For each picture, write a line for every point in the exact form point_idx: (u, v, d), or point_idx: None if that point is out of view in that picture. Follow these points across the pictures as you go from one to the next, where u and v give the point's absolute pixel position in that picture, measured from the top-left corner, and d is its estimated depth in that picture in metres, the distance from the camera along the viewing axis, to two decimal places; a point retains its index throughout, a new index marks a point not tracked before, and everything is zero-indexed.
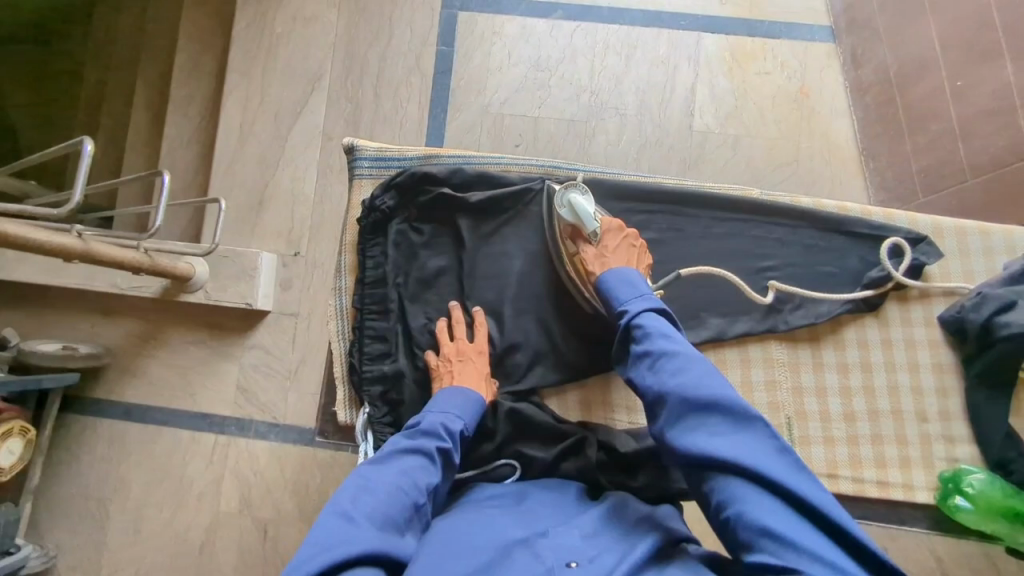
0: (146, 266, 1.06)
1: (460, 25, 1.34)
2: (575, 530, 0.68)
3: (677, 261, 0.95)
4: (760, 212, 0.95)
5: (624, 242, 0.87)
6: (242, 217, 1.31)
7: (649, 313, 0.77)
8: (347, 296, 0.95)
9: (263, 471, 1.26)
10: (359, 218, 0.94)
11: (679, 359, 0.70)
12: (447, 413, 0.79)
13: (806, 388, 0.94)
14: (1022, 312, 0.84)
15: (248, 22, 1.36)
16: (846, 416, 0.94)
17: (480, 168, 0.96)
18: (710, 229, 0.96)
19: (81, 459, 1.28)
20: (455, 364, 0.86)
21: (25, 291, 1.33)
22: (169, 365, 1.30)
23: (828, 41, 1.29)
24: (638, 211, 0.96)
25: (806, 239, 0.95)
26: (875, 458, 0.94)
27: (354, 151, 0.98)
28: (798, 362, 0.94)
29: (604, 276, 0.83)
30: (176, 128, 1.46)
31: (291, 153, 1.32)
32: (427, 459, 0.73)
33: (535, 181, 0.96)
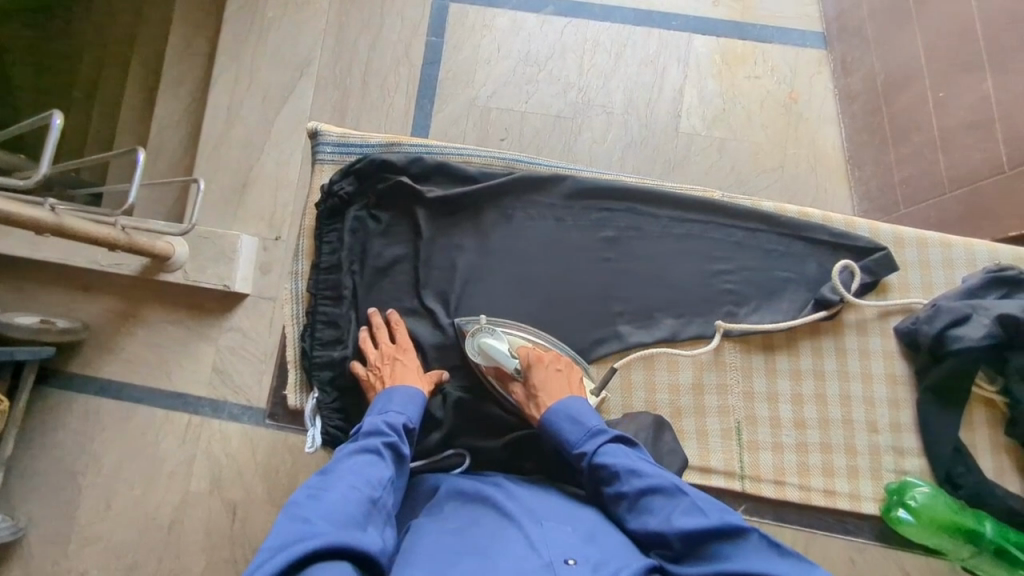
0: (124, 244, 1.06)
1: (452, 16, 1.34)
2: (566, 527, 0.69)
3: (642, 260, 0.94)
4: (720, 214, 0.95)
5: (549, 371, 0.85)
6: (225, 200, 1.31)
7: (610, 445, 0.76)
8: (302, 280, 0.94)
9: (235, 453, 1.27)
10: (317, 203, 0.93)
11: (662, 496, 0.70)
12: (387, 413, 0.79)
13: (758, 394, 0.94)
14: (975, 326, 0.84)
15: (240, 5, 1.36)
16: (795, 424, 0.94)
17: (442, 159, 0.94)
18: (669, 230, 0.95)
19: (56, 433, 1.29)
20: (385, 368, 0.86)
21: (8, 263, 1.34)
22: (146, 343, 1.31)
23: (819, 47, 1.28)
24: (602, 208, 0.95)
25: (766, 245, 0.95)
26: (823, 466, 0.94)
27: (317, 135, 0.95)
28: (750, 366, 0.94)
29: (544, 420, 0.81)
30: (165, 108, 1.46)
31: (276, 138, 1.33)
32: (375, 455, 0.73)
33: (497, 174, 0.94)
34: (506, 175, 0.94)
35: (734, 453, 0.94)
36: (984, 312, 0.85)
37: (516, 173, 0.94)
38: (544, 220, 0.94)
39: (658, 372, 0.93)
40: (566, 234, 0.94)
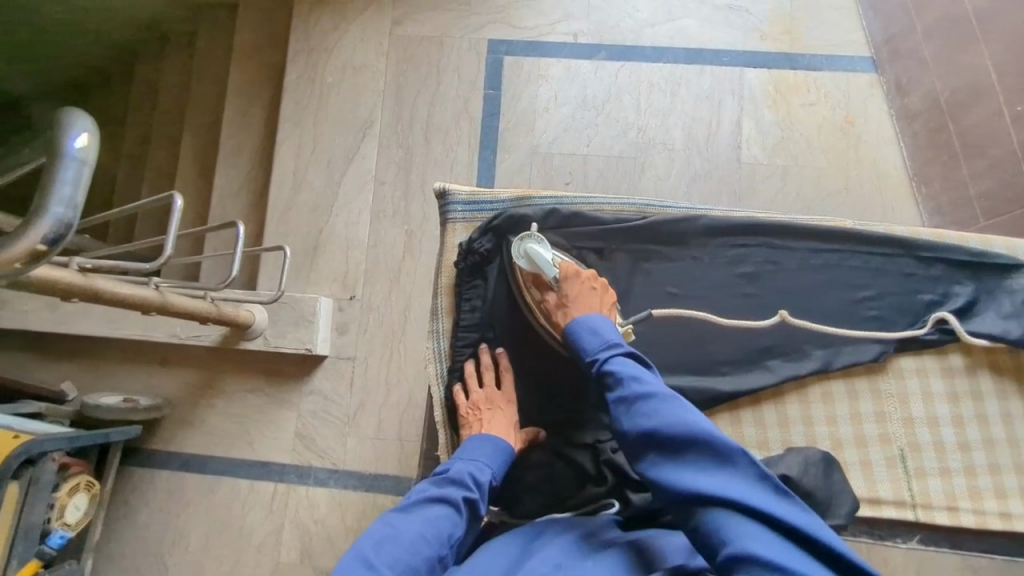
0: (214, 316, 1.06)
1: (507, 69, 1.37)
2: (588, 561, 0.65)
3: (775, 294, 0.87)
4: (856, 241, 0.88)
5: (584, 287, 0.80)
6: (299, 263, 1.33)
7: (618, 356, 0.72)
8: (444, 339, 0.90)
9: (324, 519, 1.23)
10: (456, 262, 0.89)
11: (658, 403, 0.66)
12: (475, 463, 0.75)
13: (917, 418, 0.87)
14: None
15: (299, 74, 1.40)
16: (961, 446, 0.86)
17: (575, 209, 0.89)
18: (807, 261, 0.88)
19: (141, 511, 1.28)
20: (484, 412, 0.82)
21: (83, 344, 1.34)
22: (226, 412, 1.30)
23: (869, 71, 1.31)
24: (738, 244, 0.89)
25: (903, 268, 0.88)
26: (995, 489, 0.86)
27: (446, 196, 0.92)
28: (906, 392, 0.87)
29: (568, 327, 0.78)
30: (225, 178, 1.48)
31: (345, 199, 1.34)
32: (452, 510, 0.70)
33: (632, 222, 0.89)
34: (641, 220, 0.89)
35: (901, 483, 0.87)
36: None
37: (650, 219, 0.89)
38: (682, 261, 0.89)
39: (814, 404, 0.87)
40: (700, 272, 0.88)
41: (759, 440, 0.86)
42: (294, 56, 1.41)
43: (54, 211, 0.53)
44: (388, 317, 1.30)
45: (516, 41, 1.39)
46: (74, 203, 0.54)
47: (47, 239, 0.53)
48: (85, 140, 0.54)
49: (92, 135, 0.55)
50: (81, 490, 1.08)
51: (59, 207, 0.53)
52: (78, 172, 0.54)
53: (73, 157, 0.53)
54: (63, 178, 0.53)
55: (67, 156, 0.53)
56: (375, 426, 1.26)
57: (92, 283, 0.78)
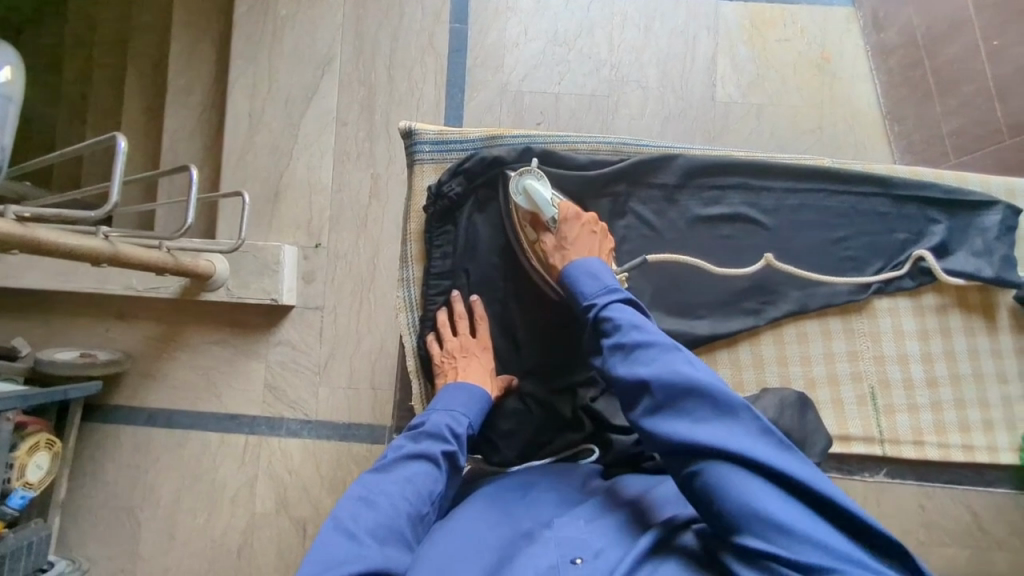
0: (171, 266, 1.01)
1: (474, 0, 1.30)
2: (579, 519, 0.65)
3: (752, 237, 0.86)
4: (832, 180, 0.87)
5: (584, 230, 0.78)
6: (260, 211, 1.27)
7: (617, 304, 0.71)
8: (415, 287, 0.88)
9: (299, 470, 1.22)
10: (425, 207, 0.85)
11: (657, 351, 0.65)
12: (452, 414, 0.73)
13: (887, 356, 0.88)
14: None
15: (249, 5, 1.30)
16: (928, 383, 0.88)
17: (549, 148, 0.86)
18: (783, 201, 0.87)
19: (108, 467, 1.25)
20: (459, 360, 0.80)
21: (33, 299, 1.28)
22: (192, 367, 1.26)
23: (846, 5, 1.27)
24: (715, 185, 0.87)
25: (878, 207, 0.87)
26: (960, 422, 0.89)
27: (412, 136, 0.87)
28: (877, 330, 0.88)
29: (566, 269, 0.76)
30: (175, 120, 1.39)
31: (306, 142, 1.28)
32: (432, 465, 0.68)
33: (607, 163, 0.86)
34: (618, 161, 0.86)
35: (872, 420, 0.89)
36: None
37: (628, 159, 0.86)
38: (659, 203, 0.86)
39: (789, 343, 0.88)
40: (677, 214, 0.87)
41: (735, 381, 0.87)
42: None
43: None
44: (357, 265, 1.26)
45: None
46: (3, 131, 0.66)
47: None
48: (8, 74, 0.67)
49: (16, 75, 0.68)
50: (42, 449, 1.04)
51: None
52: (4, 108, 0.66)
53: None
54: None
55: None
56: (347, 375, 1.24)
57: (33, 233, 0.73)
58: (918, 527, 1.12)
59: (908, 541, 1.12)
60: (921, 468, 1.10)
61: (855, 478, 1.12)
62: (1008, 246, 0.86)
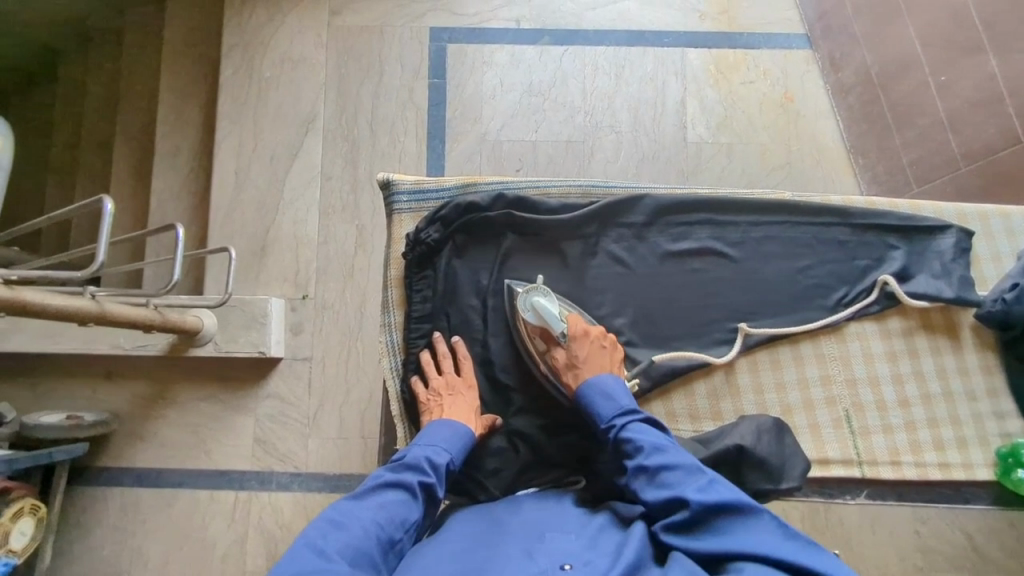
0: (158, 323, 1.02)
1: (450, 57, 1.35)
2: (569, 535, 0.66)
3: (721, 269, 0.89)
4: (794, 212, 0.91)
5: (594, 346, 0.81)
6: (247, 265, 1.29)
7: (636, 424, 0.73)
8: (397, 331, 0.89)
9: (290, 525, 1.21)
10: (404, 253, 0.87)
11: (681, 472, 0.66)
12: (433, 447, 0.74)
13: (859, 379, 0.90)
14: None
15: (234, 69, 1.35)
16: (901, 403, 0.90)
17: (522, 194, 0.89)
18: (749, 235, 0.90)
19: (94, 531, 1.23)
20: (444, 398, 0.81)
21: (20, 363, 1.28)
22: (180, 424, 1.25)
23: (804, 48, 1.35)
24: (681, 222, 0.90)
25: (839, 236, 0.90)
26: (934, 441, 0.90)
27: (390, 186, 0.90)
28: (848, 354, 0.90)
29: (581, 389, 0.78)
30: (164, 181, 1.42)
31: (290, 198, 1.31)
32: (407, 495, 0.69)
33: (577, 206, 0.89)
34: (588, 203, 0.89)
35: (847, 441, 0.89)
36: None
37: (597, 202, 0.90)
38: (629, 241, 0.89)
39: (763, 371, 0.89)
40: (646, 250, 0.89)
41: (712, 410, 0.88)
42: (229, 50, 1.36)
43: None
44: (343, 315, 1.28)
45: (458, 28, 1.37)
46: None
47: None
48: None
49: None
50: (26, 514, 1.03)
51: None
52: None
53: None
54: None
55: None
56: (337, 426, 1.24)
57: (19, 296, 0.74)
58: (914, 552, 1.11)
59: (907, 567, 1.11)
60: (910, 492, 1.10)
61: (849, 505, 1.12)
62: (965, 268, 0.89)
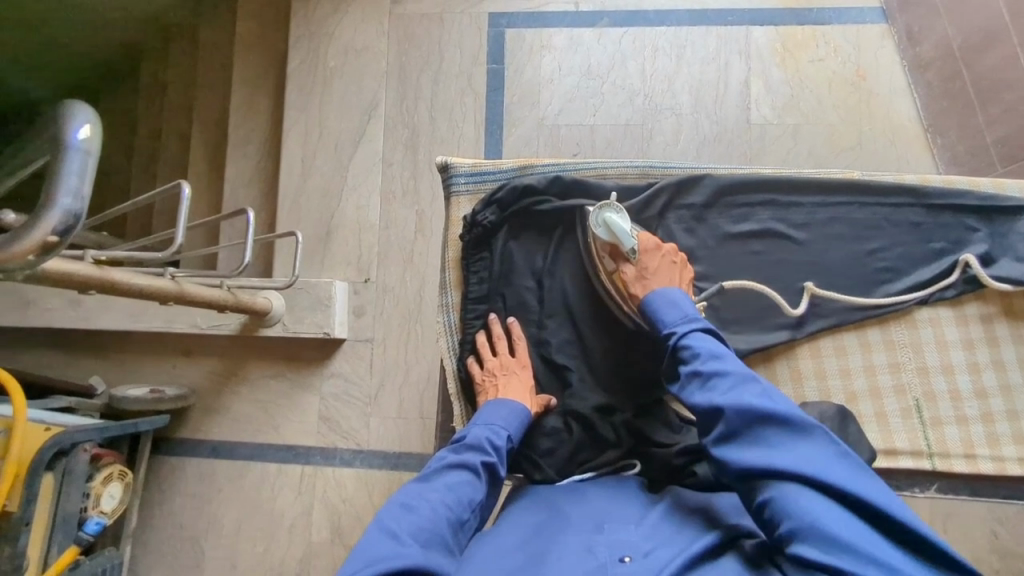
0: (231, 303, 1.08)
1: (509, 42, 1.36)
2: (630, 525, 0.66)
3: (783, 252, 0.87)
4: (864, 192, 0.86)
5: (664, 260, 0.79)
6: (312, 249, 1.34)
7: (694, 330, 0.71)
8: (455, 312, 0.91)
9: (352, 499, 1.26)
10: (461, 236, 0.89)
11: (735, 379, 0.65)
12: (492, 427, 0.76)
13: (932, 367, 0.86)
14: None
15: (301, 59, 1.39)
16: (978, 394, 0.85)
17: (577, 176, 0.89)
18: (814, 216, 0.87)
19: (175, 498, 1.31)
20: (500, 378, 0.82)
21: (108, 340, 1.38)
22: (250, 400, 1.32)
23: (880, 22, 1.27)
24: (742, 203, 0.88)
25: (913, 218, 0.86)
26: (1014, 434, 0.85)
27: (448, 169, 0.92)
28: (920, 341, 0.86)
29: (645, 301, 0.76)
30: (236, 169, 1.50)
31: (353, 184, 1.35)
32: (471, 474, 0.70)
33: (635, 188, 0.88)
34: (645, 186, 0.88)
35: (917, 433, 0.86)
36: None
37: (655, 183, 0.88)
38: (687, 224, 0.88)
39: (826, 358, 0.86)
40: (705, 232, 0.88)
41: None
42: (296, 40, 1.40)
43: (60, 203, 0.52)
44: (403, 298, 1.31)
45: (516, 13, 1.37)
46: (80, 194, 0.53)
47: (57, 230, 0.53)
48: (88, 132, 0.54)
49: (94, 125, 0.54)
50: (115, 479, 1.11)
51: (66, 198, 0.52)
52: (83, 162, 0.53)
53: (76, 147, 0.53)
54: (68, 169, 0.52)
55: (70, 147, 0.52)
56: (396, 406, 1.28)
57: (108, 275, 0.80)
58: (991, 553, 1.06)
59: (982, 569, 1.06)
60: (985, 489, 1.04)
61: (919, 501, 1.07)
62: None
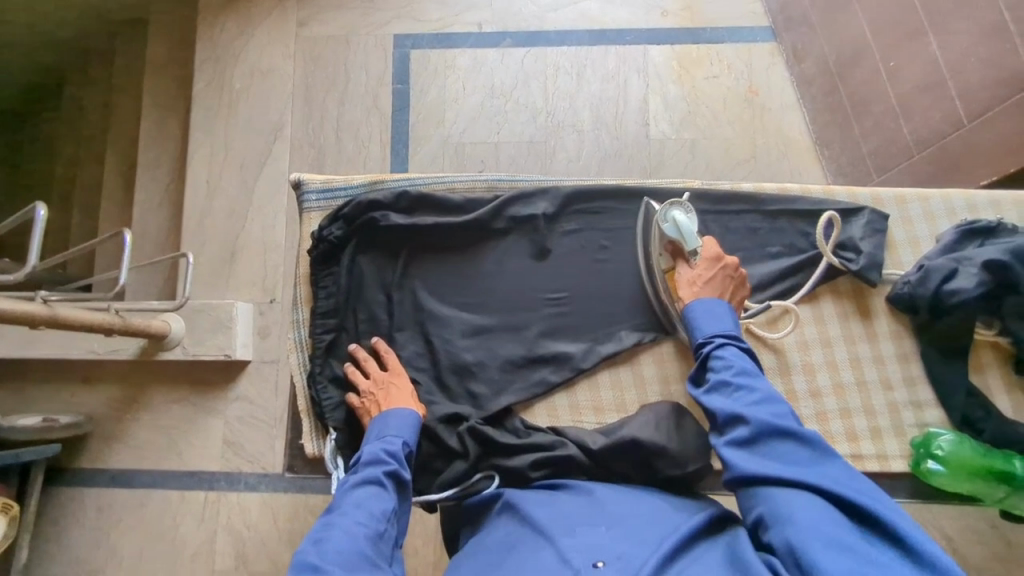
0: (119, 327, 1.04)
1: (414, 62, 1.37)
2: (601, 526, 0.63)
3: (632, 260, 0.90)
4: (706, 201, 0.92)
5: (722, 271, 0.81)
6: (216, 271, 1.32)
7: (730, 345, 0.74)
8: (305, 328, 0.89)
9: (257, 524, 1.24)
10: (308, 251, 0.88)
11: (761, 396, 0.69)
12: (386, 438, 0.75)
13: (769, 369, 0.88)
14: (967, 276, 0.81)
15: (207, 81, 1.39)
16: (813, 394, 0.87)
17: (425, 190, 0.90)
18: (655, 223, 0.91)
19: (71, 531, 1.27)
20: (379, 394, 0.81)
21: (5, 367, 1.34)
22: (151, 425, 1.29)
23: (770, 40, 1.33)
24: (586, 212, 0.91)
25: (750, 224, 0.91)
26: (846, 431, 0.86)
27: (301, 186, 0.92)
28: (758, 345, 0.88)
29: (689, 305, 0.79)
30: (145, 192, 1.48)
31: (259, 204, 1.34)
32: (377, 487, 0.69)
33: (482, 200, 0.89)
34: (491, 199, 0.90)
35: None
36: (970, 262, 0.82)
37: (501, 196, 0.90)
38: (529, 236, 0.90)
39: (669, 363, 0.88)
40: (553, 243, 0.90)
41: (617, 402, 0.87)
42: (202, 63, 1.40)
43: None
44: None
45: (421, 34, 1.39)
46: None
47: None
48: None
49: None
50: None
51: None
52: None
53: None
54: None
55: None
56: None
57: None
58: None
59: None
60: None
61: None
62: (872, 246, 0.88)
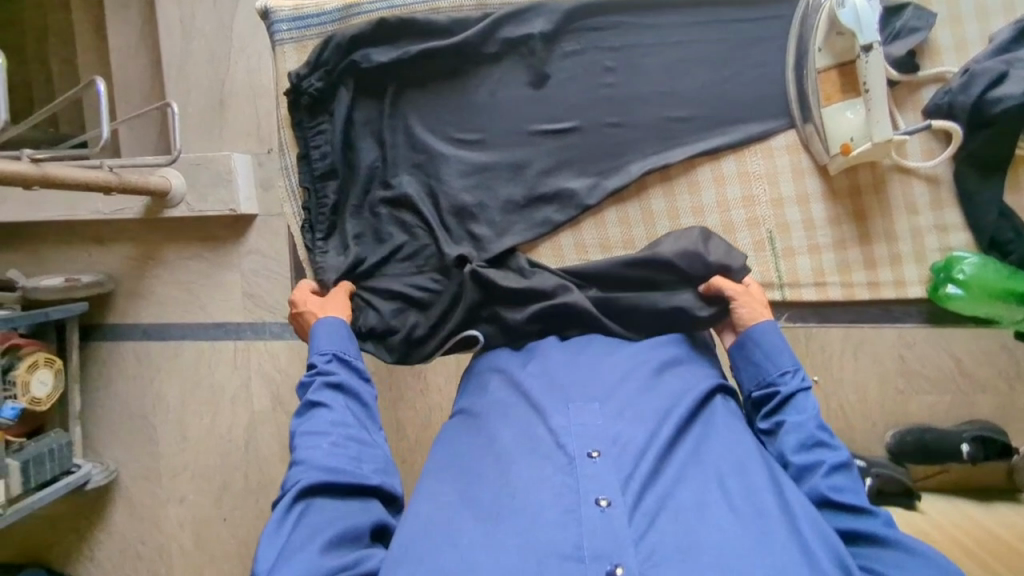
0: (117, 184, 1.01)
1: None
2: (595, 404, 0.63)
3: (641, 82, 0.83)
4: (721, 8, 0.82)
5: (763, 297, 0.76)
6: (207, 122, 1.26)
7: (800, 392, 0.66)
8: (295, 175, 0.87)
9: (286, 369, 1.29)
10: (290, 98, 0.84)
11: (831, 457, 0.60)
12: (318, 358, 0.70)
13: (786, 198, 0.85)
14: (1017, 81, 0.74)
15: None
16: (831, 220, 0.85)
17: (404, 14, 0.82)
18: (666, 38, 0.83)
19: (117, 379, 1.35)
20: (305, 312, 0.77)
21: (19, 231, 1.35)
22: (171, 281, 1.31)
23: None
24: (589, 29, 0.83)
25: (772, 34, 0.82)
26: (864, 259, 0.84)
27: (270, 16, 0.86)
28: (776, 171, 0.84)
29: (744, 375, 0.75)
30: (120, 38, 1.37)
31: (240, 43, 1.23)
32: (321, 408, 0.65)
33: (469, 21, 0.81)
34: (479, 18, 0.81)
35: (768, 264, 0.86)
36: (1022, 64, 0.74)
37: (491, 15, 0.81)
38: (524, 61, 0.83)
39: (678, 195, 0.85)
40: (555, 66, 0.83)
41: (625, 239, 0.85)
42: None
43: None
44: None
45: None
46: None
47: None
48: None
49: None
50: (41, 366, 1.13)
51: None
52: None
53: None
54: None
55: None
56: None
57: None
58: (897, 375, 1.16)
59: (889, 390, 1.16)
60: None
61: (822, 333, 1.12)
62: (905, 48, 0.79)
